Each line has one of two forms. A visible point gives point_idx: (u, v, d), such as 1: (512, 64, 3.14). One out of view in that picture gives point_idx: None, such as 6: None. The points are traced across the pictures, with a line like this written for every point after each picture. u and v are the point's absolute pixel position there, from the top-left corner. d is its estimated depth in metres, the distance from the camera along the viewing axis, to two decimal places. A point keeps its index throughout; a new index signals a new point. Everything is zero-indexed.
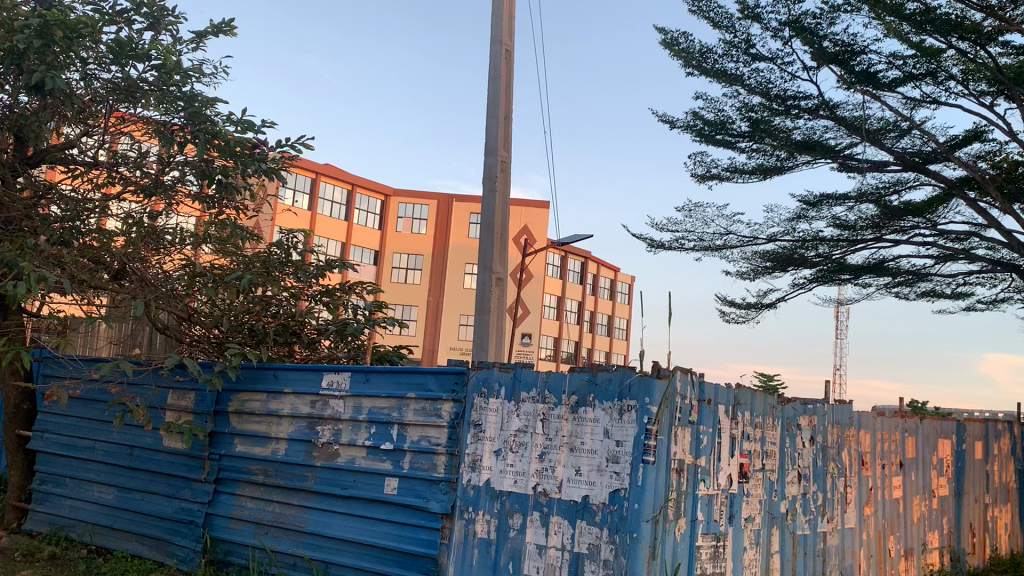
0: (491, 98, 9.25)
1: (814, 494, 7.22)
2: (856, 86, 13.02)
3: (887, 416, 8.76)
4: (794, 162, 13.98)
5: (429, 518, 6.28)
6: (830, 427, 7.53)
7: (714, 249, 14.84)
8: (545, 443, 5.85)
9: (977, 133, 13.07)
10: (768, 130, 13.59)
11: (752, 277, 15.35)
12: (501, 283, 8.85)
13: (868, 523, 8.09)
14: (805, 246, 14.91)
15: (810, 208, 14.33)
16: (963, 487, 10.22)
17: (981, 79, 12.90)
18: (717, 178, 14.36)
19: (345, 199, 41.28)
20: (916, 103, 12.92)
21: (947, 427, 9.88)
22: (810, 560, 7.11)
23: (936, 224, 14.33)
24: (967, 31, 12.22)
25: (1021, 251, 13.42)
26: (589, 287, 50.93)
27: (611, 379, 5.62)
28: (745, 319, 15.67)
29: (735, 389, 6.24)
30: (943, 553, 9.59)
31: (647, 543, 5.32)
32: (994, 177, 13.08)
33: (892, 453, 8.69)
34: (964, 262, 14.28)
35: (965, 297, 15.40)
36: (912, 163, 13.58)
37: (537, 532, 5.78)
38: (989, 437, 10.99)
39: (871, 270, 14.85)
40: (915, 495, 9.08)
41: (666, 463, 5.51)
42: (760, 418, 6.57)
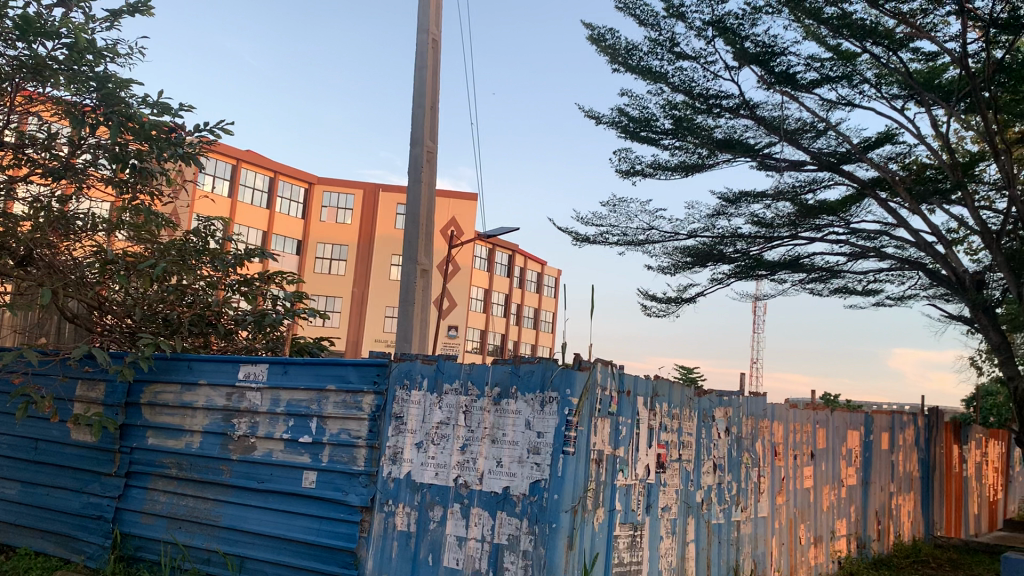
0: (417, 87, 9.18)
1: (729, 484, 7.40)
2: (775, 87, 13.42)
3: (800, 408, 9.03)
4: (715, 160, 14.28)
5: (348, 511, 6.22)
6: (744, 418, 7.73)
7: (636, 244, 15.06)
8: (467, 435, 5.85)
9: (888, 135, 13.55)
10: (691, 128, 13.84)
11: (673, 272, 15.58)
12: (426, 274, 8.77)
13: (780, 512, 8.33)
14: (724, 242, 15.24)
15: (729, 205, 14.65)
16: (870, 476, 10.63)
17: (894, 82, 13.37)
18: (641, 175, 14.54)
19: (267, 186, 40.51)
20: (831, 105, 13.33)
21: (856, 419, 10.25)
22: (724, 549, 7.28)
23: (848, 223, 14.83)
24: (881, 37, 12.65)
25: (928, 250, 13.98)
26: (515, 280, 51.08)
27: (533, 371, 5.65)
28: (665, 314, 15.93)
29: (653, 380, 6.34)
30: (850, 540, 9.95)
31: (565, 533, 5.37)
32: (903, 178, 13.59)
33: (804, 444, 8.97)
34: (874, 260, 14.81)
35: (875, 294, 15.98)
36: (828, 163, 14.01)
37: (457, 524, 5.78)
38: (895, 428, 11.45)
39: (787, 266, 15.28)
40: (824, 484, 9.40)
41: (586, 454, 5.55)
42: (677, 410, 6.69)
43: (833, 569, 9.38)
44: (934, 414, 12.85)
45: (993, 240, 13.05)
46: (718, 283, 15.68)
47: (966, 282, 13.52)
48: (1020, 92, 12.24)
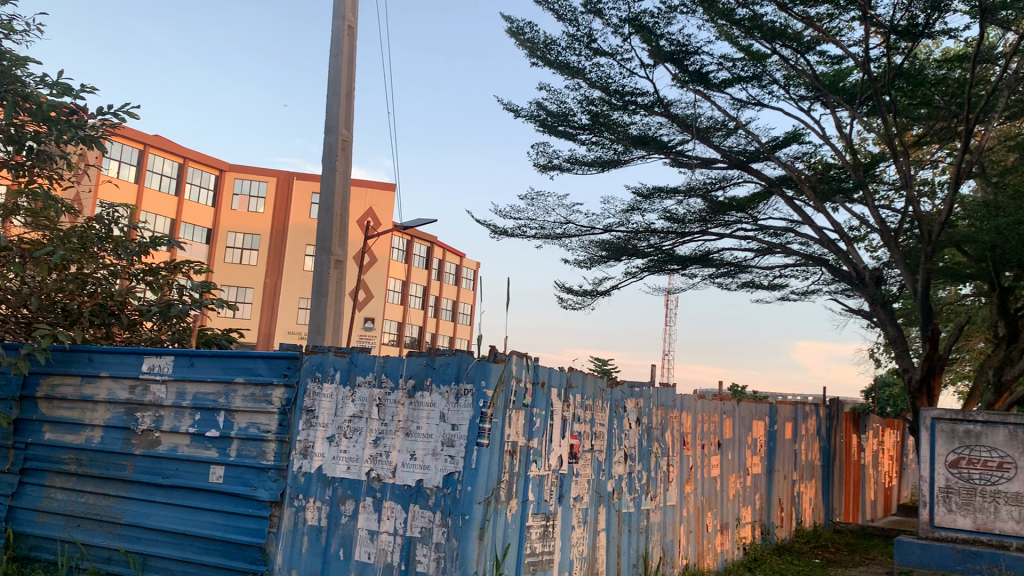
0: (332, 73, 9.03)
1: (639, 474, 7.54)
2: (689, 85, 13.70)
3: (707, 399, 9.26)
4: (630, 156, 14.50)
5: (257, 506, 6.10)
6: (654, 409, 7.88)
7: (553, 238, 15.17)
8: (380, 429, 5.79)
9: (795, 135, 13.99)
10: (607, 124, 14.01)
11: (589, 265, 15.75)
12: (340, 265, 8.62)
13: (688, 500, 8.54)
14: (638, 236, 15.50)
15: (643, 201, 14.89)
16: (774, 465, 10.99)
17: (801, 84, 13.79)
18: (558, 169, 14.64)
19: (176, 172, 39.25)
20: (741, 105, 13.68)
21: (760, 409, 10.57)
22: (634, 537, 7.42)
23: (756, 220, 15.28)
24: (790, 40, 13.03)
25: (830, 247, 14.51)
26: (434, 272, 50.89)
27: (448, 364, 5.63)
28: (581, 307, 16.11)
29: (567, 371, 6.41)
30: (754, 527, 10.26)
31: (478, 525, 5.38)
32: (809, 177, 14.08)
33: (711, 434, 9.21)
34: (780, 255, 15.29)
35: (780, 288, 16.51)
36: (738, 161, 14.39)
37: (369, 517, 5.73)
38: (798, 419, 11.87)
39: (697, 260, 15.65)
40: (731, 473, 9.67)
41: (500, 446, 5.57)
42: (590, 401, 6.77)
43: (738, 555, 9.66)
44: (834, 405, 13.38)
45: (891, 238, 13.63)
46: (632, 277, 15.94)
47: (865, 278, 14.09)
48: (916, 98, 13.18)
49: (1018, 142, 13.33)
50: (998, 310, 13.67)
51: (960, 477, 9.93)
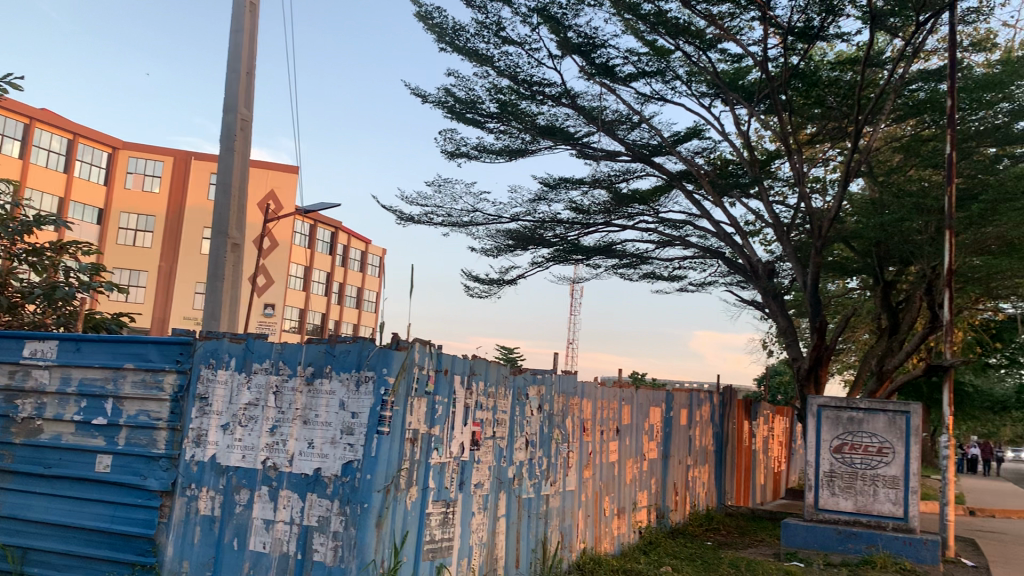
0: (232, 50, 8.76)
1: (539, 460, 7.63)
2: (595, 78, 13.90)
3: (607, 386, 9.44)
4: (537, 146, 14.61)
5: (146, 497, 5.91)
6: (556, 396, 7.99)
7: (460, 226, 15.15)
8: (277, 417, 5.69)
9: (696, 131, 14.34)
10: (515, 113, 14.05)
11: (495, 254, 15.80)
12: (237, 249, 8.40)
13: (586, 485, 8.70)
14: (544, 226, 15.63)
15: (549, 190, 15.01)
16: (670, 450, 11.29)
17: (703, 81, 14.14)
18: (465, 156, 14.61)
19: (64, 148, 37.40)
20: (645, 99, 13.93)
21: (657, 396, 10.85)
22: (533, 522, 7.50)
23: (658, 212, 15.62)
24: (692, 37, 13.32)
25: (727, 240, 14.96)
26: (338, 258, 50.13)
27: (348, 351, 5.56)
28: (486, 295, 16.15)
29: (471, 359, 6.42)
30: (650, 511, 10.53)
31: (377, 513, 5.34)
32: (708, 172, 14.50)
33: (610, 420, 9.40)
34: (680, 248, 15.69)
35: (680, 280, 16.96)
36: (641, 154, 14.67)
37: (265, 507, 5.62)
38: (692, 406, 12.23)
39: (601, 251, 15.90)
40: (628, 458, 9.89)
41: (401, 434, 5.54)
42: (492, 388, 6.81)
43: (634, 539, 9.89)
44: (727, 392, 13.84)
45: (783, 232, 14.15)
46: (537, 266, 16.08)
47: (759, 270, 14.60)
48: (810, 98, 13.67)
49: (903, 144, 14.02)
50: (881, 302, 14.36)
51: (843, 462, 10.47)
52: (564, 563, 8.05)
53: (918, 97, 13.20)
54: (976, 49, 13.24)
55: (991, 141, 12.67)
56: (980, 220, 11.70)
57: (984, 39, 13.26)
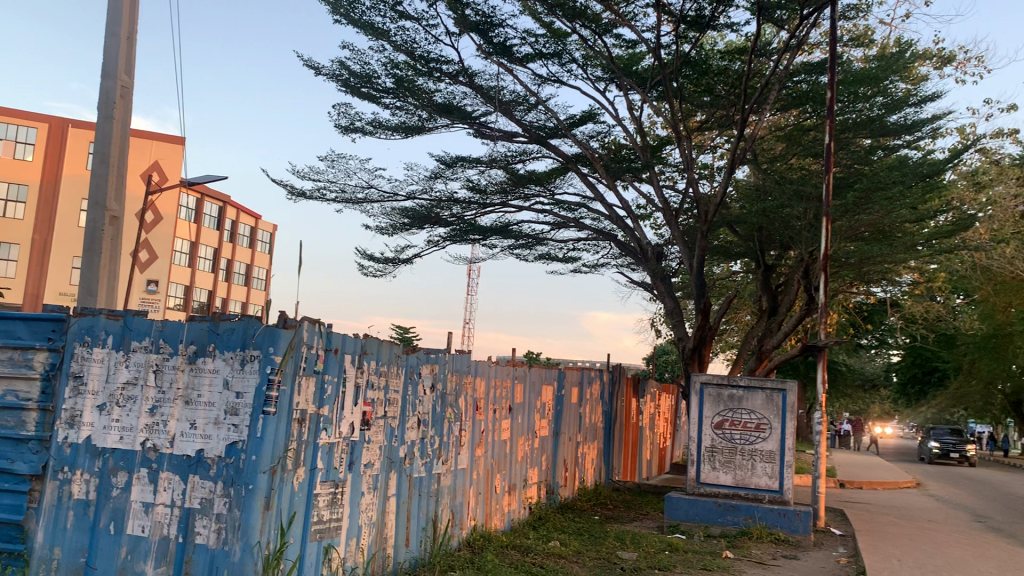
0: (111, 11, 8.29)
1: (431, 439, 7.64)
2: (492, 57, 13.89)
3: (500, 365, 9.52)
4: (434, 124, 14.54)
5: (14, 481, 5.70)
6: (449, 374, 8.00)
7: (354, 203, 14.92)
8: (157, 397, 5.49)
9: (591, 114, 14.54)
10: (412, 90, 13.89)
11: (390, 232, 15.63)
12: (116, 222, 8.03)
13: (478, 463, 8.77)
14: (440, 205, 15.56)
15: (446, 168, 14.92)
16: (560, 427, 11.50)
17: (598, 66, 14.33)
18: (360, 131, 14.37)
19: None
20: (542, 80, 14.00)
21: (550, 375, 11.01)
22: (423, 501, 7.51)
23: (553, 194, 15.78)
24: (588, 20, 13.45)
25: (620, 223, 15.25)
26: (226, 233, 48.62)
27: (233, 329, 5.42)
28: (381, 274, 16.00)
29: (362, 338, 6.35)
30: (540, 487, 10.70)
31: (262, 494, 5.24)
32: (602, 156, 14.74)
33: (503, 399, 9.49)
34: (574, 230, 15.91)
35: (573, 261, 17.21)
36: (537, 135, 14.76)
37: (144, 490, 5.44)
38: (583, 384, 12.47)
39: (497, 231, 15.96)
40: (519, 436, 10.00)
41: (289, 414, 5.42)
42: (384, 367, 6.76)
43: (523, 515, 10.04)
44: (616, 371, 14.17)
45: (673, 216, 14.54)
46: (433, 245, 16.01)
47: (649, 253, 14.97)
48: (700, 85, 14.09)
49: (785, 133, 14.62)
50: (761, 285, 14.98)
51: (723, 437, 10.91)
52: (454, 541, 8.09)
53: (801, 89, 13.72)
54: (854, 45, 13.87)
55: (866, 132, 13.39)
56: (855, 208, 12.29)
57: (862, 35, 13.89)
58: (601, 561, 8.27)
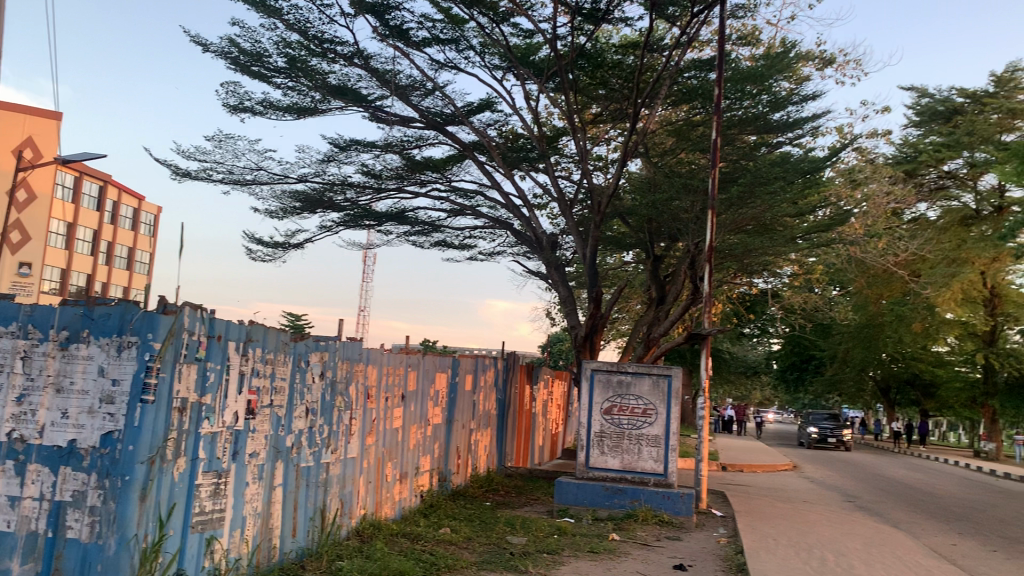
0: None
1: (319, 428, 7.52)
2: (389, 40, 13.71)
3: (393, 352, 9.45)
4: (327, 106, 14.25)
5: None
6: (339, 362, 7.90)
7: (243, 184, 14.48)
8: (25, 385, 5.22)
9: (488, 102, 14.54)
10: (305, 70, 13.57)
11: (280, 216, 15.25)
12: None
13: (369, 452, 8.69)
14: (333, 189, 15.28)
15: (339, 152, 14.66)
16: (453, 414, 11.51)
17: (495, 53, 14.34)
18: (249, 111, 13.95)
19: None
20: (438, 66, 13.92)
21: (443, 362, 11.01)
22: (311, 490, 7.39)
23: (450, 181, 15.73)
24: (486, 8, 13.44)
25: (516, 212, 15.35)
26: (107, 215, 46.45)
27: (109, 314, 5.19)
28: (271, 258, 15.60)
29: (247, 325, 6.20)
30: (432, 474, 10.68)
31: (139, 485, 5.06)
32: (499, 145, 14.80)
33: (395, 387, 9.43)
34: (470, 217, 15.92)
35: (469, 249, 17.21)
36: (434, 122, 14.68)
37: (10, 483, 5.17)
38: (477, 371, 12.51)
39: (392, 217, 15.80)
40: (411, 424, 9.96)
41: (168, 403, 5.24)
42: (271, 355, 6.61)
43: (415, 502, 10.00)
44: (511, 357, 14.29)
45: (567, 207, 14.73)
46: (326, 230, 15.72)
47: (544, 242, 15.12)
48: (595, 78, 14.33)
49: (675, 128, 14.99)
50: (650, 275, 15.35)
51: (612, 423, 11.17)
52: (343, 530, 8.00)
53: (691, 85, 14.09)
54: (742, 44, 14.33)
55: (751, 129, 13.91)
56: (739, 201, 12.78)
57: (750, 34, 14.37)
58: (491, 546, 8.34)
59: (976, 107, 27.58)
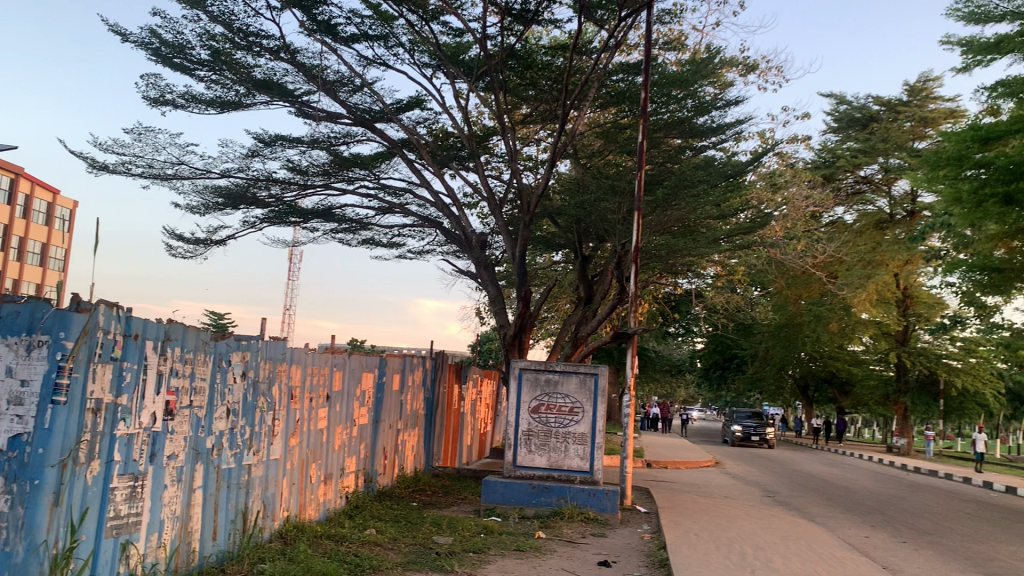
0: None
1: (241, 428, 7.37)
2: (316, 35, 13.52)
3: (318, 351, 9.32)
4: (252, 101, 13.97)
5: None
6: (261, 362, 7.76)
7: (163, 178, 14.09)
8: None
9: (417, 100, 14.48)
10: (229, 63, 13.28)
11: (202, 211, 14.90)
12: None
13: (292, 453, 8.56)
14: (257, 185, 15.00)
15: (264, 147, 14.38)
16: (380, 414, 11.42)
17: (424, 51, 14.26)
18: (170, 105, 13.59)
19: None
20: (367, 62, 13.78)
21: (370, 361, 10.92)
22: (232, 492, 7.24)
23: (378, 178, 15.60)
24: (415, 6, 13.38)
25: (445, 211, 15.31)
26: (19, 209, 44.82)
27: (17, 313, 4.92)
28: (192, 255, 15.22)
29: (165, 323, 6.04)
30: (357, 475, 10.57)
31: (50, 490, 4.87)
32: (428, 143, 14.73)
33: (320, 387, 9.30)
34: (399, 215, 15.82)
35: (398, 247, 17.11)
36: (362, 118, 14.54)
37: None
38: (405, 371, 12.43)
39: (318, 214, 15.59)
40: (337, 424, 9.85)
41: (81, 404, 5.08)
42: (190, 354, 6.46)
43: (340, 504, 9.89)
44: (440, 356, 14.24)
45: (497, 206, 14.76)
46: (250, 226, 15.42)
47: (473, 241, 15.12)
48: (525, 79, 14.41)
49: (603, 130, 15.20)
50: (578, 274, 15.49)
51: (539, 421, 11.24)
52: (265, 532, 7.86)
53: (619, 87, 14.27)
54: (669, 48, 14.59)
55: (676, 133, 14.25)
56: (664, 203, 12.99)
57: (676, 39, 14.63)
58: (417, 547, 8.30)
59: (890, 115, 28.62)
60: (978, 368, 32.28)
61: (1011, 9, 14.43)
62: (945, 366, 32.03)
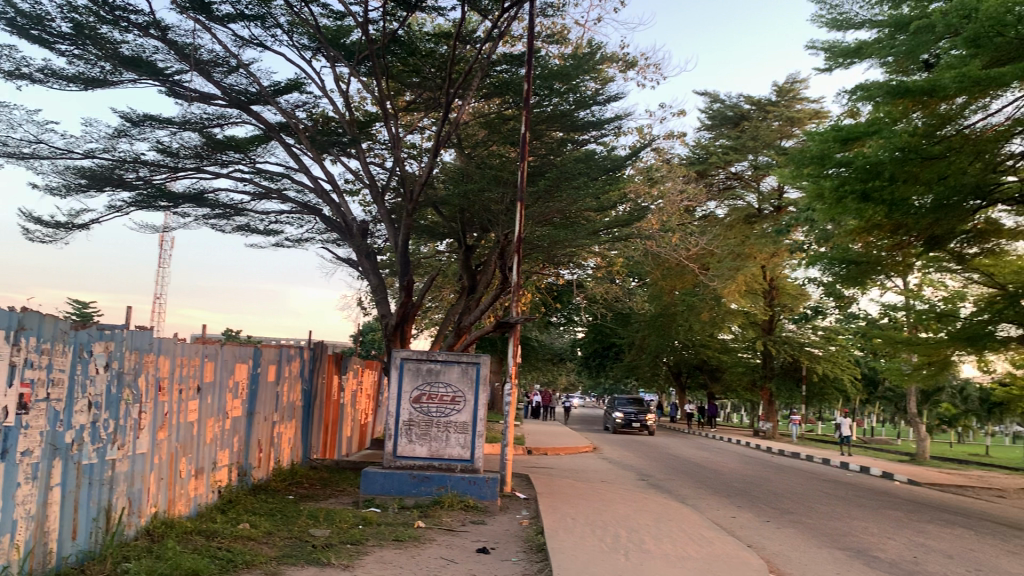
0: None
1: (104, 422, 7.03)
2: (189, 12, 12.98)
3: (188, 342, 8.97)
4: (119, 78, 13.28)
5: None
6: (127, 352, 7.41)
7: (19, 158, 13.22)
8: None
9: (296, 83, 14.11)
10: (93, 37, 12.57)
11: (63, 193, 14.07)
12: None
13: (160, 447, 8.23)
14: (124, 167, 14.28)
15: (132, 127, 13.70)
16: (254, 406, 11.11)
17: (304, 33, 13.91)
18: (27, 79, 12.74)
19: None
20: (243, 42, 13.33)
21: (243, 352, 10.60)
22: (95, 489, 6.90)
23: (254, 162, 15.13)
24: None
25: (325, 197, 14.99)
26: None
27: None
28: (51, 239, 14.35)
29: (19, 312, 5.68)
30: (230, 469, 10.26)
31: None
32: (307, 128, 14.39)
33: (190, 378, 8.97)
34: (276, 201, 15.39)
35: (275, 234, 16.65)
36: (237, 100, 14.05)
37: None
38: (281, 362, 12.12)
39: (190, 199, 14.99)
40: (208, 417, 9.51)
41: None
42: (47, 344, 6.11)
43: (211, 499, 9.57)
44: (318, 346, 13.99)
45: (379, 194, 14.58)
46: (116, 210, 14.67)
47: (353, 228, 14.88)
48: (408, 65, 14.30)
49: (486, 120, 15.25)
50: (461, 264, 15.50)
51: (420, 411, 11.18)
52: (130, 530, 7.53)
53: (502, 78, 14.36)
54: (551, 41, 14.74)
55: (558, 126, 14.37)
56: (546, 194, 13.18)
57: (558, 33, 14.81)
58: (292, 540, 8.14)
59: (760, 114, 29.92)
60: (837, 356, 34.23)
61: (869, 17, 15.31)
62: (807, 354, 33.81)
